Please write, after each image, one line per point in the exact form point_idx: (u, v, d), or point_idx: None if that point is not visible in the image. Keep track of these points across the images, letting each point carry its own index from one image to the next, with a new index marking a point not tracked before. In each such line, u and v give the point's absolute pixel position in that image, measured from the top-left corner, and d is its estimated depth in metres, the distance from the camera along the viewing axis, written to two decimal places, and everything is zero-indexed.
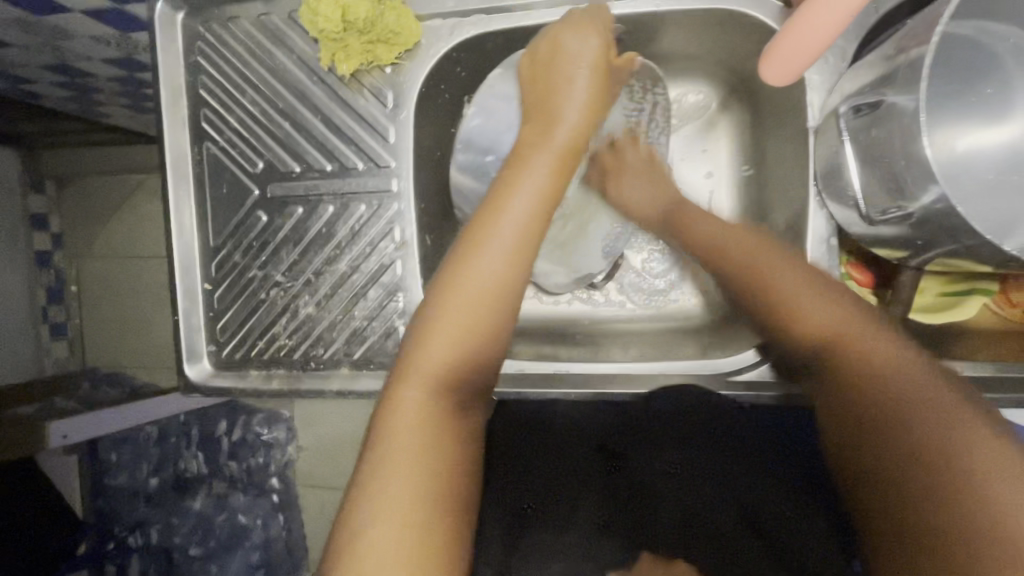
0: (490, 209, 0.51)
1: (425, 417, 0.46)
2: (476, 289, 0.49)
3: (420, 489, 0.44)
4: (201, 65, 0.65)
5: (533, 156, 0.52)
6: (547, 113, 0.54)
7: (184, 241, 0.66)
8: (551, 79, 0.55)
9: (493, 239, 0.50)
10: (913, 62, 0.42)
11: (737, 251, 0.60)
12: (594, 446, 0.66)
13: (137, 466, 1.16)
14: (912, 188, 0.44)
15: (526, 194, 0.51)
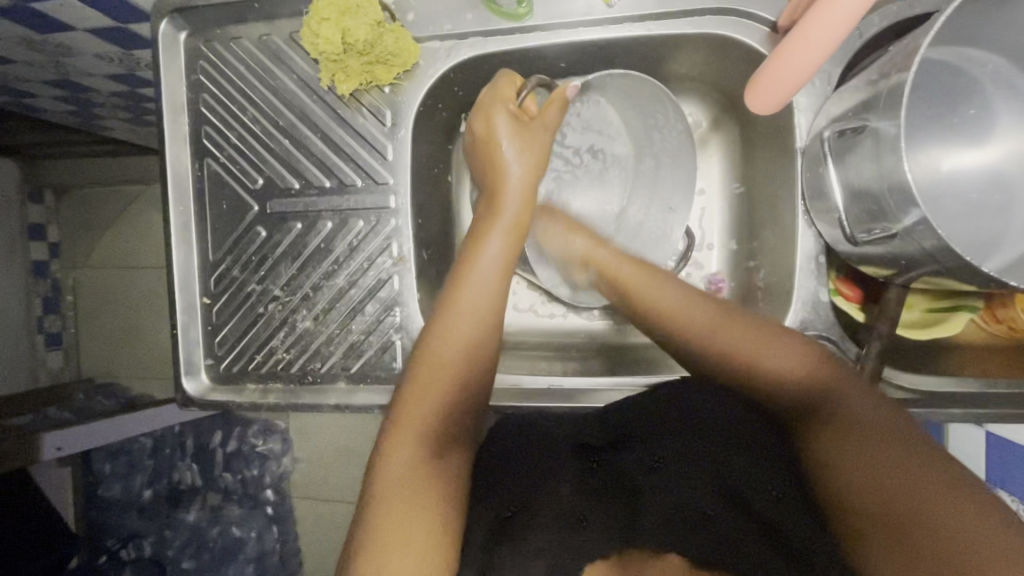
0: (453, 282, 0.55)
1: (411, 478, 0.47)
2: (446, 350, 0.53)
3: (412, 562, 0.44)
4: (204, 84, 0.66)
5: (486, 234, 0.57)
6: (490, 188, 0.58)
7: (184, 256, 0.67)
8: (486, 153, 0.58)
9: (455, 322, 0.54)
10: (895, 88, 0.44)
11: (694, 317, 0.58)
12: (571, 446, 0.59)
13: (130, 477, 1.15)
14: (895, 211, 0.45)
15: (493, 255, 0.56)
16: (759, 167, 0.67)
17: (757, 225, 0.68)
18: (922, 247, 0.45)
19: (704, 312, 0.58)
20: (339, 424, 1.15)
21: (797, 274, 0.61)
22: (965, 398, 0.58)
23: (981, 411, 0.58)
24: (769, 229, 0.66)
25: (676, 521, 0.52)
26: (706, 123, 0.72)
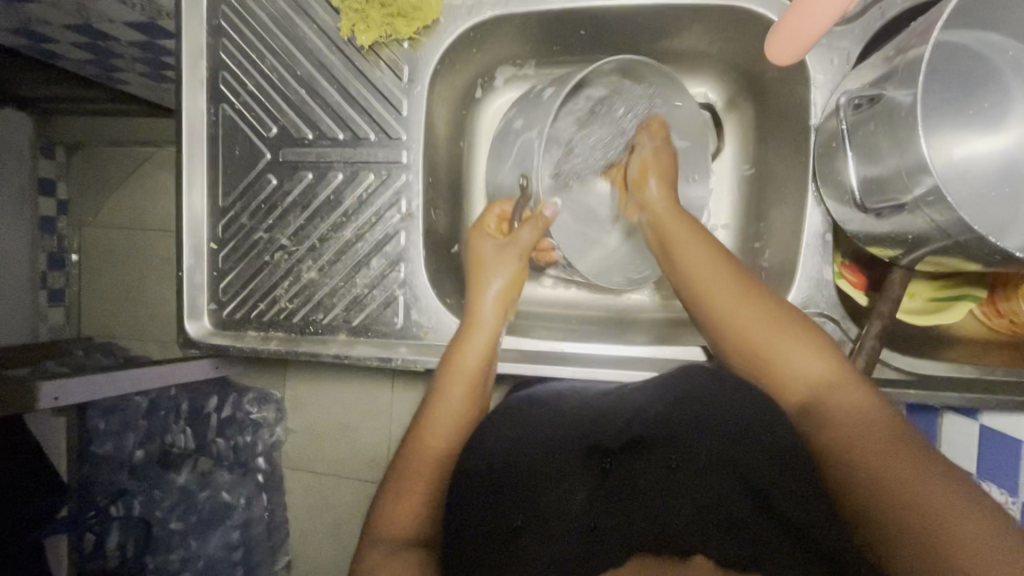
0: (438, 399, 0.59)
1: (414, 495, 0.55)
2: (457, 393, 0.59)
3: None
4: (223, 29, 0.66)
5: (472, 335, 0.61)
6: (473, 307, 0.63)
7: (194, 199, 0.67)
8: (474, 276, 0.64)
9: (440, 422, 0.58)
10: (913, 60, 0.44)
11: (721, 305, 0.56)
12: (582, 445, 0.54)
13: (123, 435, 1.14)
14: (906, 181, 0.46)
15: (475, 354, 0.60)
16: (771, 149, 0.67)
17: (765, 206, 0.68)
18: (931, 220, 0.46)
19: (729, 298, 0.55)
20: (336, 397, 1.16)
21: (802, 250, 0.61)
22: (962, 387, 0.58)
23: (975, 400, 0.58)
24: (777, 210, 0.66)
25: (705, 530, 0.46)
26: (721, 104, 0.72)
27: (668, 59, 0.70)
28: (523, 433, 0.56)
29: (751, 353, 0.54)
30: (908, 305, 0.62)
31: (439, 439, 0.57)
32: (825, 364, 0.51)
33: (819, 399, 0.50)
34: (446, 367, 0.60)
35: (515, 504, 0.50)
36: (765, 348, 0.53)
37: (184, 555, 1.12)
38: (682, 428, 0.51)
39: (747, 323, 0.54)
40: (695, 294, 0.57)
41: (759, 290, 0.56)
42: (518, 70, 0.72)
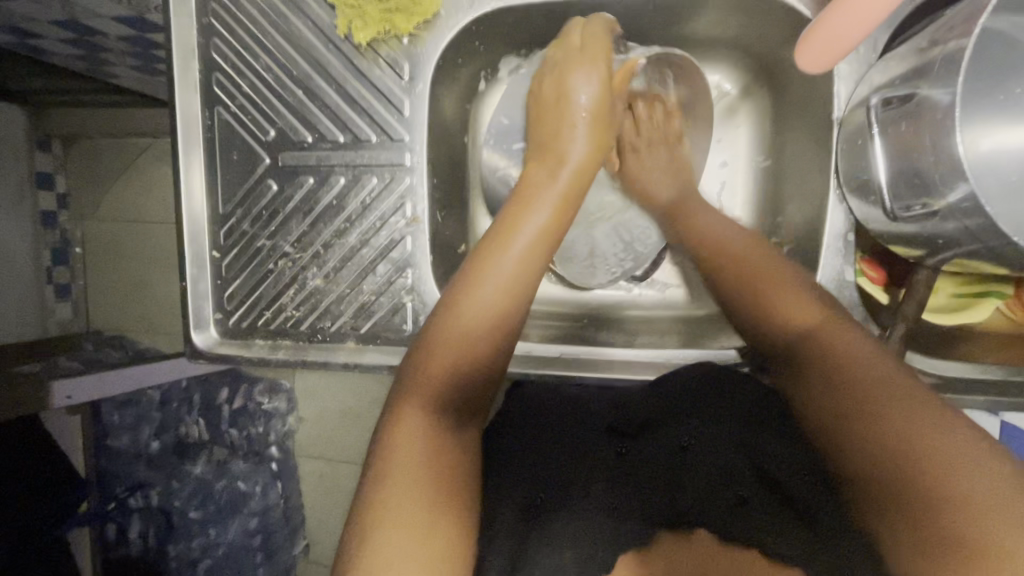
0: (492, 245, 0.49)
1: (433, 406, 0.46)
2: (502, 272, 0.48)
3: (425, 483, 0.43)
4: (214, 28, 0.63)
5: (533, 199, 0.52)
6: (553, 150, 0.55)
7: (193, 207, 0.65)
8: (558, 110, 0.57)
9: (489, 277, 0.48)
10: (952, 54, 0.41)
11: (732, 258, 0.57)
12: (603, 427, 0.59)
13: (139, 428, 1.16)
14: (940, 185, 0.43)
15: (535, 223, 0.50)
16: (789, 141, 0.65)
17: (782, 200, 0.66)
18: (963, 225, 0.44)
19: (770, 271, 0.54)
20: (346, 387, 1.16)
21: (824, 249, 0.58)
22: (984, 385, 0.57)
23: (997, 399, 0.57)
24: (795, 205, 0.64)
25: (713, 500, 0.49)
26: (736, 92, 0.69)
27: (682, 47, 0.66)
28: (546, 418, 0.62)
29: (748, 289, 0.55)
30: (932, 303, 0.60)
31: (486, 292, 0.48)
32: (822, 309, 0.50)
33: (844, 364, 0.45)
34: (501, 230, 0.50)
35: (546, 479, 0.55)
36: (763, 292, 0.53)
37: (203, 543, 1.15)
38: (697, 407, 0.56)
39: (746, 260, 0.56)
40: (739, 258, 0.57)
41: (800, 278, 0.53)
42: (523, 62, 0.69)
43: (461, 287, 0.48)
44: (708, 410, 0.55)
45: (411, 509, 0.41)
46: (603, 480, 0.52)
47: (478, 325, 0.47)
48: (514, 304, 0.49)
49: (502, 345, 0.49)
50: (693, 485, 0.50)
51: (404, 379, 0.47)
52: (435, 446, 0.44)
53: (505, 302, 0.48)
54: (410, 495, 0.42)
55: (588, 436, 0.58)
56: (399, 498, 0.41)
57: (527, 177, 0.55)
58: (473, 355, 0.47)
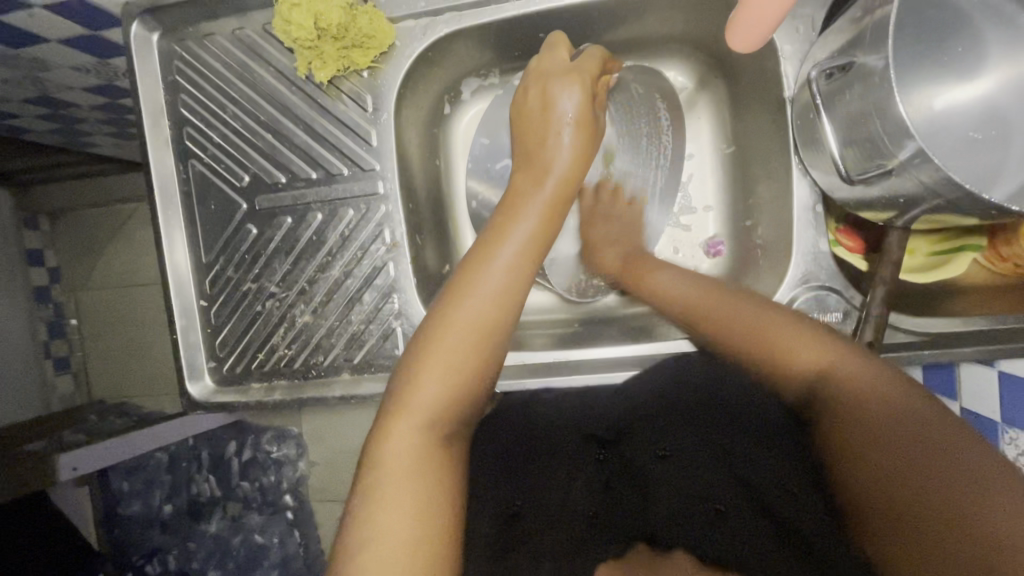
0: (474, 264, 0.49)
1: (423, 442, 0.45)
2: (483, 296, 0.48)
3: (419, 509, 0.42)
4: (181, 85, 0.65)
5: (513, 213, 0.52)
6: (537, 164, 0.55)
7: (176, 259, 0.66)
8: (538, 121, 0.56)
9: (475, 292, 0.48)
10: (880, 22, 0.43)
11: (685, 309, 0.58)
12: (582, 436, 0.61)
13: (149, 493, 1.15)
14: (890, 145, 0.45)
15: (516, 241, 0.50)
16: (748, 126, 0.66)
17: (751, 183, 0.67)
18: (919, 182, 0.45)
19: (757, 317, 0.52)
20: (352, 422, 1.15)
21: (796, 226, 0.60)
22: (970, 338, 0.58)
23: (986, 349, 0.57)
24: (764, 186, 0.65)
25: (684, 517, 0.49)
26: (693, 84, 0.70)
27: (635, 48, 0.68)
28: (526, 425, 0.62)
29: (765, 349, 0.50)
30: (909, 263, 0.62)
31: (470, 316, 0.47)
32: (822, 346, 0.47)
33: (825, 377, 0.46)
34: (481, 246, 0.50)
35: (524, 494, 0.56)
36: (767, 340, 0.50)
37: None
38: (670, 411, 0.56)
39: (760, 334, 0.51)
40: (720, 325, 0.54)
41: (796, 321, 0.50)
42: (483, 82, 0.72)
43: (443, 303, 0.48)
44: (680, 417, 0.55)
45: (395, 541, 0.41)
46: (581, 482, 0.56)
47: (465, 355, 0.47)
48: (503, 316, 0.48)
49: (489, 360, 0.48)
50: (663, 502, 0.51)
51: (394, 395, 0.46)
52: (427, 464, 0.44)
53: (478, 337, 0.47)
54: (398, 522, 0.41)
55: (565, 445, 0.60)
56: (383, 527, 0.41)
57: (509, 192, 0.54)
58: (466, 384, 0.47)
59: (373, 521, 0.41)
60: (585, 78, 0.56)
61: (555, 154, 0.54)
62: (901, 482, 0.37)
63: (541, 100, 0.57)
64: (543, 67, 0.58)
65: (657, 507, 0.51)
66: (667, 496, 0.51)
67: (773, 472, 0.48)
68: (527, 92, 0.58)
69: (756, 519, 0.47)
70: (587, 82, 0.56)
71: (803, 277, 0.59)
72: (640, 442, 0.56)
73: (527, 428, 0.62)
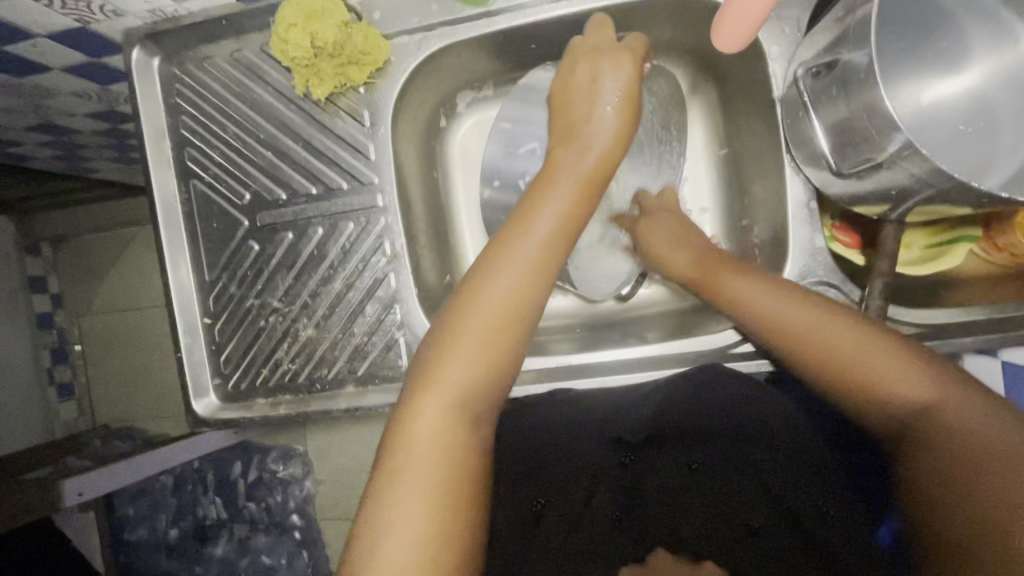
0: (507, 242, 0.50)
1: (453, 414, 0.46)
2: (518, 274, 0.48)
3: (446, 488, 0.43)
4: (182, 107, 0.67)
5: (548, 187, 0.52)
6: (574, 139, 0.54)
7: (179, 277, 0.67)
8: (578, 97, 0.56)
9: (511, 268, 0.49)
10: (861, 21, 0.44)
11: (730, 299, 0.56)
12: (612, 437, 0.60)
13: (154, 518, 1.16)
14: (878, 139, 0.45)
15: (550, 215, 0.50)
16: (739, 128, 0.67)
17: (746, 183, 0.68)
18: (910, 174, 0.45)
19: (809, 321, 0.51)
20: (358, 438, 1.14)
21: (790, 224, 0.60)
22: (971, 327, 0.58)
23: (987, 338, 0.57)
24: (758, 186, 0.66)
25: (711, 530, 0.52)
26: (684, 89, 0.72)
27: None
28: (558, 422, 0.61)
29: (820, 351, 0.49)
30: (905, 256, 0.62)
31: (503, 293, 0.48)
32: (904, 370, 0.45)
33: (926, 417, 0.43)
34: (513, 223, 0.51)
35: (551, 492, 0.56)
36: (837, 359, 0.48)
37: None
38: (707, 427, 0.58)
39: (794, 334, 0.51)
40: (772, 324, 0.53)
41: (873, 337, 0.48)
42: (477, 94, 0.73)
43: (477, 279, 0.49)
44: (703, 429, 0.58)
45: (417, 521, 0.42)
46: (608, 481, 0.58)
47: (498, 330, 0.48)
48: (535, 293, 0.49)
49: (520, 338, 0.49)
50: (692, 514, 0.54)
51: (426, 370, 0.47)
52: (456, 442, 0.45)
53: (514, 315, 0.48)
54: (422, 497, 0.43)
55: (592, 444, 0.60)
56: (409, 505, 0.42)
57: (543, 167, 0.54)
58: (498, 360, 0.48)
59: (402, 486, 0.43)
60: (635, 60, 0.55)
61: (597, 129, 0.54)
62: (945, 471, 0.39)
63: (581, 80, 0.56)
64: (592, 43, 0.57)
65: (685, 516, 0.54)
66: (697, 511, 0.54)
67: (809, 496, 0.51)
68: (571, 71, 0.57)
69: (787, 535, 0.50)
70: (637, 65, 0.56)
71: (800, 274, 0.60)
72: (665, 452, 0.58)
73: (556, 424, 0.61)
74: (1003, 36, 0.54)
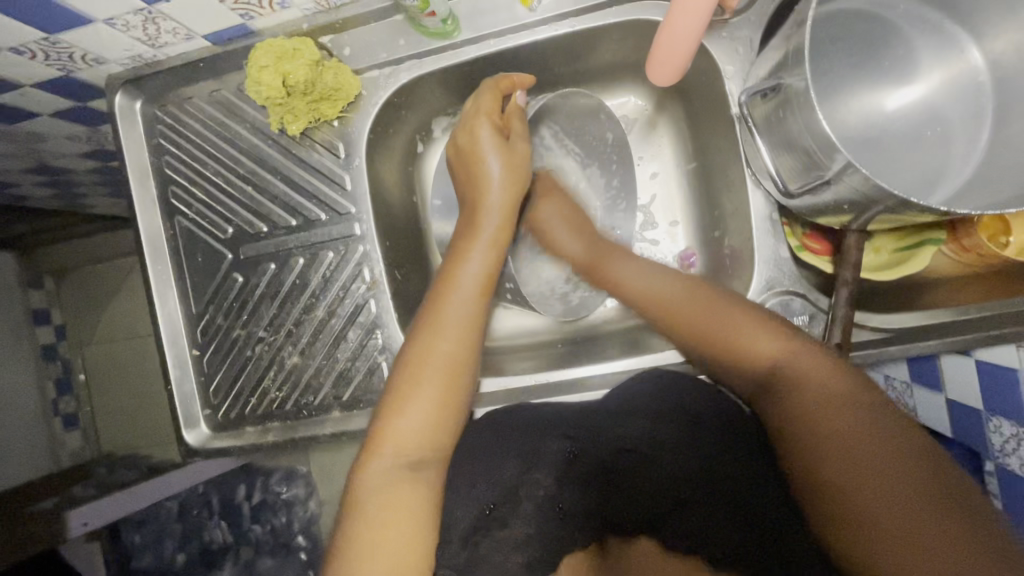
0: (436, 308, 0.56)
1: (411, 449, 0.50)
2: (456, 321, 0.55)
3: (398, 516, 0.47)
4: (164, 146, 0.69)
5: (469, 247, 0.58)
6: (473, 204, 0.60)
7: (169, 312, 0.69)
8: (470, 167, 0.61)
9: (448, 322, 0.55)
10: (799, 48, 0.46)
11: (676, 302, 0.59)
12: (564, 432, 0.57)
13: (162, 543, 1.17)
14: (823, 159, 0.47)
15: (475, 267, 0.58)
16: (706, 143, 0.69)
17: (716, 197, 0.69)
18: (859, 189, 0.47)
19: (712, 305, 0.57)
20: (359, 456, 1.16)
21: (756, 235, 0.62)
22: (937, 330, 0.60)
23: (952, 341, 0.59)
24: (726, 199, 0.67)
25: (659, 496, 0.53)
26: (652, 106, 0.74)
27: (589, 78, 0.72)
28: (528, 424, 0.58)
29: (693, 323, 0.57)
30: (873, 262, 0.63)
31: (440, 349, 0.54)
32: (693, 289, 0.59)
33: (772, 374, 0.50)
34: (443, 277, 0.58)
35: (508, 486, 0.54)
36: (705, 315, 0.56)
37: None
38: (654, 409, 0.57)
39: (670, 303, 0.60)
40: (658, 297, 0.61)
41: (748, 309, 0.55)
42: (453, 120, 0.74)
43: (417, 337, 0.55)
44: (652, 403, 0.57)
45: (381, 559, 0.45)
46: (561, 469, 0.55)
47: (447, 365, 0.54)
48: (467, 347, 0.55)
49: (464, 386, 0.54)
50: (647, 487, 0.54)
51: (375, 423, 0.52)
52: (413, 483, 0.49)
53: (453, 364, 0.54)
54: (397, 530, 0.47)
55: (546, 434, 0.57)
56: (374, 546, 0.46)
57: (458, 231, 0.61)
58: (446, 398, 0.53)
59: (367, 528, 0.47)
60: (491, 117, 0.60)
61: (489, 182, 0.60)
62: (846, 466, 0.42)
63: (472, 149, 0.61)
64: (467, 121, 0.61)
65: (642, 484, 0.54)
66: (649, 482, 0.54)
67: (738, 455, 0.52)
68: (455, 143, 0.62)
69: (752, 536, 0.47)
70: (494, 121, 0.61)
71: (767, 285, 0.61)
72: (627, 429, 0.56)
73: (507, 429, 0.58)
74: (950, 46, 0.55)
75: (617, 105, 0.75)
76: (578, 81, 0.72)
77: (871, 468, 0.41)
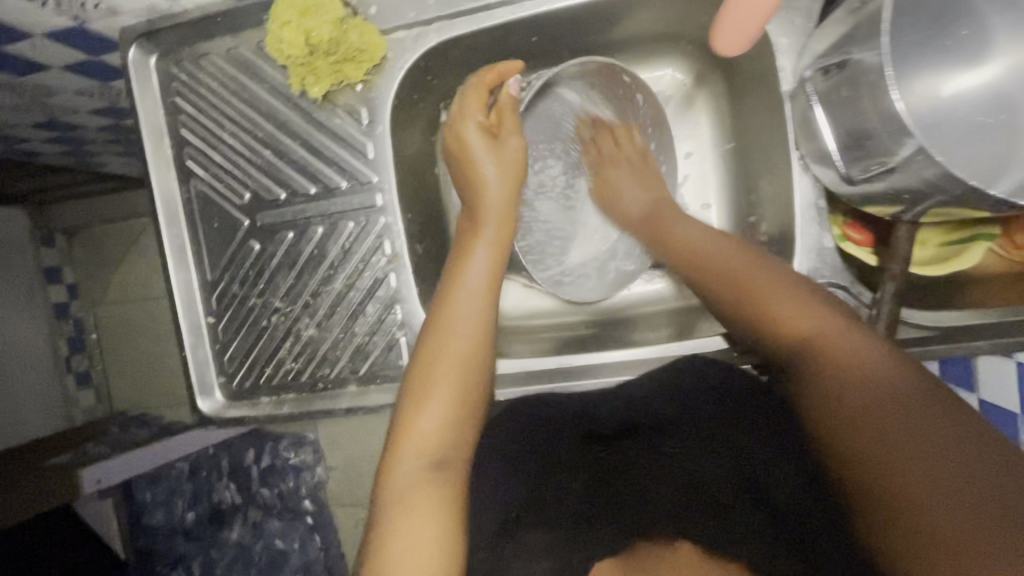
0: (443, 305, 0.54)
1: (432, 446, 0.48)
2: (459, 318, 0.53)
3: (427, 512, 0.45)
4: (180, 105, 0.66)
5: (473, 245, 0.57)
6: (474, 203, 0.59)
7: (184, 278, 0.67)
8: (465, 167, 0.60)
9: (457, 318, 0.53)
10: (874, 18, 0.42)
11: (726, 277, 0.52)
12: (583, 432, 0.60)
13: (172, 502, 1.18)
14: (889, 142, 0.45)
15: (479, 265, 0.56)
16: (748, 122, 0.65)
17: (754, 179, 0.66)
18: (925, 177, 0.44)
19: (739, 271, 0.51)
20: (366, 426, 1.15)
21: (798, 222, 0.59)
22: (983, 330, 0.57)
23: (1000, 342, 0.56)
24: (766, 182, 0.64)
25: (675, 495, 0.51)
26: (691, 80, 0.70)
27: (627, 47, 0.68)
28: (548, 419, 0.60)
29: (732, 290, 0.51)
30: (919, 255, 0.60)
31: (451, 344, 0.52)
32: (733, 254, 0.53)
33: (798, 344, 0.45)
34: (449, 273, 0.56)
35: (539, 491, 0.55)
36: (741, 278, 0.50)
37: None
38: (667, 416, 0.57)
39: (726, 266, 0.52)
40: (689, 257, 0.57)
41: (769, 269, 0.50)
42: None
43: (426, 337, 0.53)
44: (668, 408, 0.57)
45: (407, 557, 0.43)
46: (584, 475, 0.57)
47: (459, 363, 0.51)
48: (481, 345, 0.53)
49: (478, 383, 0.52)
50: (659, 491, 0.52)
51: (399, 421, 0.50)
52: (435, 481, 0.46)
53: (464, 360, 0.51)
54: (421, 525, 0.44)
55: (565, 435, 0.60)
56: (399, 543, 0.43)
57: (461, 232, 0.59)
58: (462, 395, 0.50)
59: (393, 519, 0.45)
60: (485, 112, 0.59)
61: (488, 180, 0.59)
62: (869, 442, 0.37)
63: (467, 149, 0.60)
64: (456, 120, 0.60)
65: (651, 489, 0.53)
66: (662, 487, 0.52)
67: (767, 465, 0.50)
68: (449, 145, 0.62)
69: (791, 548, 0.44)
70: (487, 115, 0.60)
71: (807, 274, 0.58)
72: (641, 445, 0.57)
73: (532, 421, 0.60)
74: None
75: (655, 77, 0.71)
76: (615, 50, 0.68)
77: (897, 447, 0.35)
